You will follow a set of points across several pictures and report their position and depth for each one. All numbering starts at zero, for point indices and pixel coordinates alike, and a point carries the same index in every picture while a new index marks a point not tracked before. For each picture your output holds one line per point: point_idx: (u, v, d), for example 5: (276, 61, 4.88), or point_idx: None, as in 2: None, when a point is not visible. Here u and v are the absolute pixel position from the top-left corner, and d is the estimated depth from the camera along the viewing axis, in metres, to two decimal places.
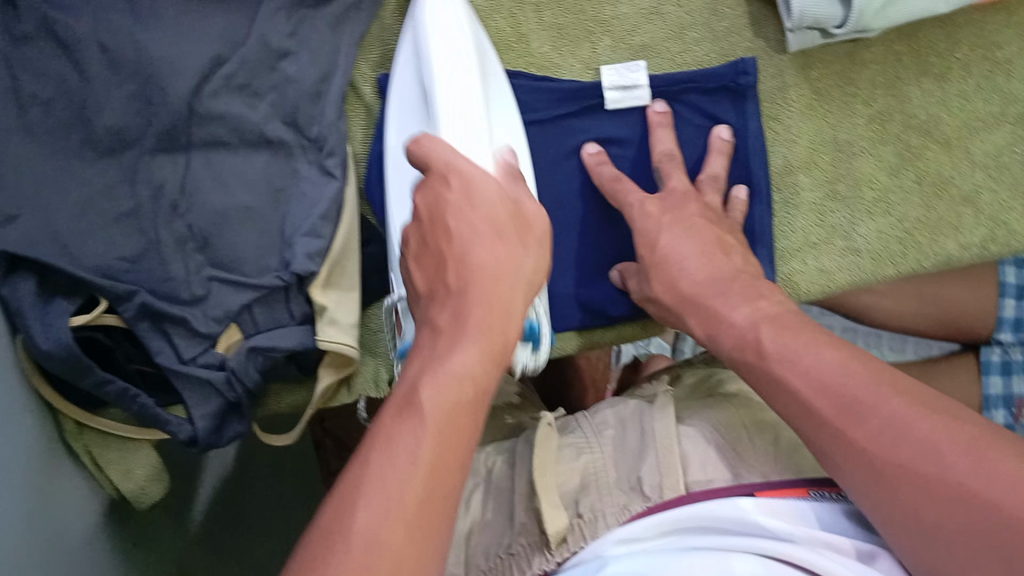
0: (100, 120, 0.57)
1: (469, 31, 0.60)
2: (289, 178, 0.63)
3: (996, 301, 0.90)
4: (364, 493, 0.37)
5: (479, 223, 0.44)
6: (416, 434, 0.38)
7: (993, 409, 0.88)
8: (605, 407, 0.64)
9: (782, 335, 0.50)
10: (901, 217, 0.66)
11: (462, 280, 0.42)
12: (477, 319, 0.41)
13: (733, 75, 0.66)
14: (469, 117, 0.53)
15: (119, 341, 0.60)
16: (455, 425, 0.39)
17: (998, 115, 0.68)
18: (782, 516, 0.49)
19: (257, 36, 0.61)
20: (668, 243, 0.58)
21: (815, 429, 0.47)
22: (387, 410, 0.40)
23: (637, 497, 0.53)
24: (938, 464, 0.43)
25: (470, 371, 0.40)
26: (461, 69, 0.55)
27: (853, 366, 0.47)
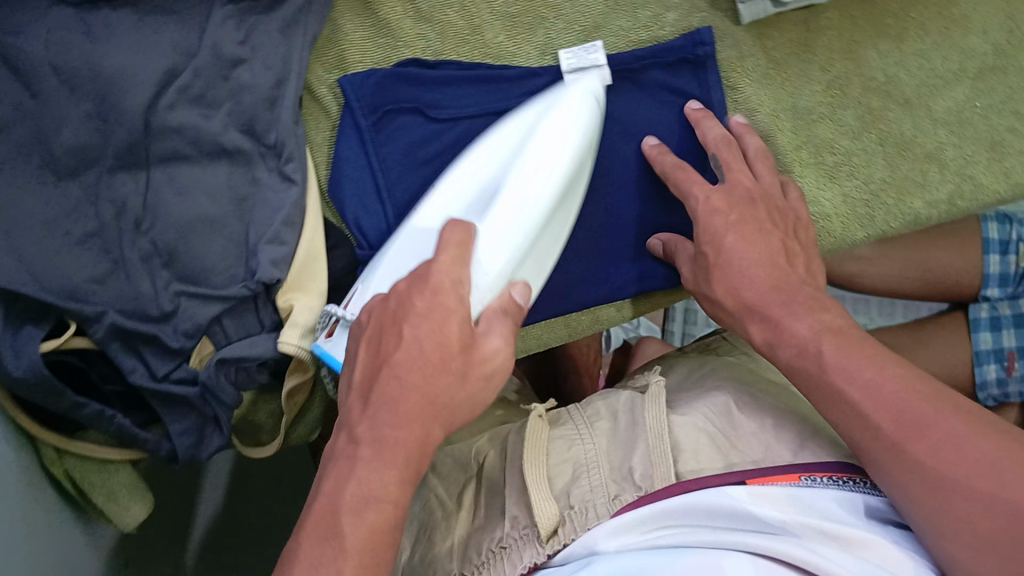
0: (58, 140, 0.57)
1: (584, 127, 0.58)
2: (251, 186, 0.62)
3: (981, 257, 0.89)
4: (300, 554, 0.41)
5: (427, 346, 0.43)
6: (352, 518, 0.41)
7: (984, 363, 0.88)
8: (595, 399, 0.63)
9: (845, 349, 0.48)
10: (867, 178, 0.65)
11: (408, 349, 0.43)
12: (393, 445, 0.42)
13: (692, 46, 0.65)
14: (511, 225, 0.54)
15: (92, 362, 0.60)
16: (387, 499, 0.41)
17: (957, 71, 0.66)
18: (774, 502, 0.46)
19: (208, 46, 0.60)
20: (734, 246, 0.55)
21: (864, 437, 0.46)
22: (308, 531, 0.41)
23: (629, 487, 0.52)
24: (994, 482, 0.41)
25: (384, 494, 0.41)
26: (540, 172, 0.55)
27: (902, 379, 0.46)
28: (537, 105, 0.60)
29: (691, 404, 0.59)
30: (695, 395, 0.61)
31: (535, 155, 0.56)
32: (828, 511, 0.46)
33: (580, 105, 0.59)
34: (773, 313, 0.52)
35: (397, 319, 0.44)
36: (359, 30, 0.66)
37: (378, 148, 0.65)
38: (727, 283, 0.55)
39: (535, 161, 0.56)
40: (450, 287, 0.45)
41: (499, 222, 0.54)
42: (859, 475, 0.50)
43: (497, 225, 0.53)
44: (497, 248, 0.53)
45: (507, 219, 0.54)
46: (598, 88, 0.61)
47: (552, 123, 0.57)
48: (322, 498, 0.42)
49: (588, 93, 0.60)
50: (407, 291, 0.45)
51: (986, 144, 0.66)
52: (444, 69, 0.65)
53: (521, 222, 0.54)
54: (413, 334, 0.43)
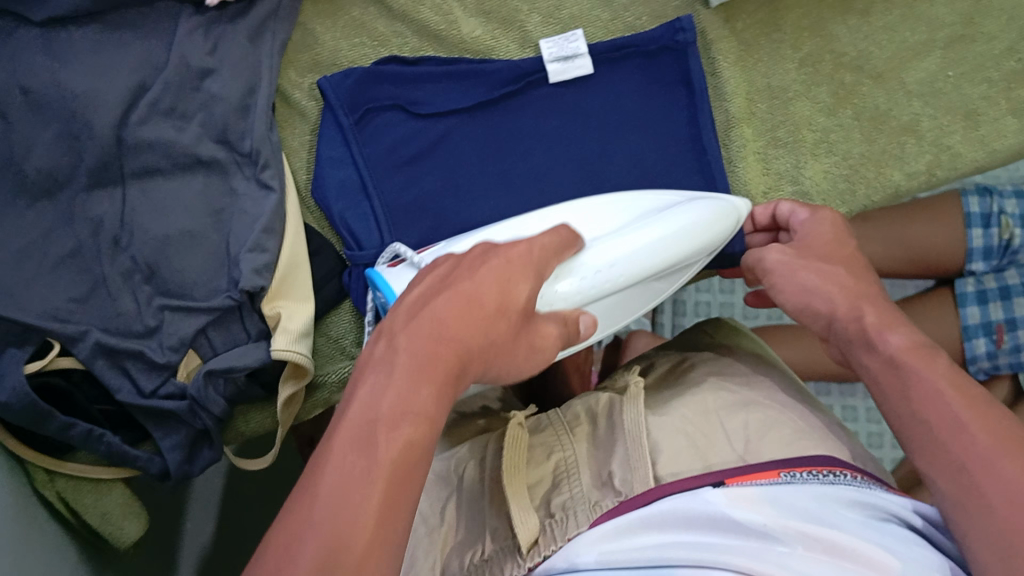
0: (29, 163, 0.57)
1: (709, 242, 0.54)
2: (228, 197, 0.61)
3: (963, 232, 0.89)
4: (324, 480, 0.33)
5: (495, 281, 0.40)
6: (387, 429, 0.34)
7: (974, 337, 0.89)
8: (576, 401, 0.64)
9: (934, 371, 0.44)
10: (845, 155, 0.65)
11: (480, 281, 0.39)
12: (443, 363, 0.37)
13: (671, 34, 0.65)
14: (608, 280, 0.50)
15: (78, 383, 0.59)
16: (427, 415, 0.35)
17: (927, 42, 0.66)
18: (754, 506, 0.45)
19: (175, 58, 0.60)
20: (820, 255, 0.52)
21: (939, 468, 0.42)
22: (338, 430, 0.35)
23: (609, 493, 0.52)
24: (965, 438, 0.41)
25: (425, 413, 0.35)
26: (650, 253, 0.52)
27: (994, 420, 0.42)
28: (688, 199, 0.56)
29: (671, 405, 0.59)
30: (674, 392, 0.62)
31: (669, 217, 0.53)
32: (809, 509, 0.44)
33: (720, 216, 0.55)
34: (868, 317, 0.48)
35: (472, 263, 0.41)
36: (331, 32, 0.65)
37: (362, 147, 0.63)
38: (820, 274, 0.51)
39: (664, 227, 0.53)
40: (528, 253, 0.43)
41: (632, 240, 0.51)
42: (840, 469, 0.49)
43: (596, 255, 0.50)
44: (603, 267, 0.50)
45: (625, 243, 0.51)
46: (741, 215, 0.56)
47: (685, 216, 0.54)
48: (354, 413, 0.35)
49: (727, 220, 0.55)
50: (486, 248, 0.43)
51: (961, 112, 0.65)
52: (424, 65, 0.64)
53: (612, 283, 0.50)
54: (484, 274, 0.40)
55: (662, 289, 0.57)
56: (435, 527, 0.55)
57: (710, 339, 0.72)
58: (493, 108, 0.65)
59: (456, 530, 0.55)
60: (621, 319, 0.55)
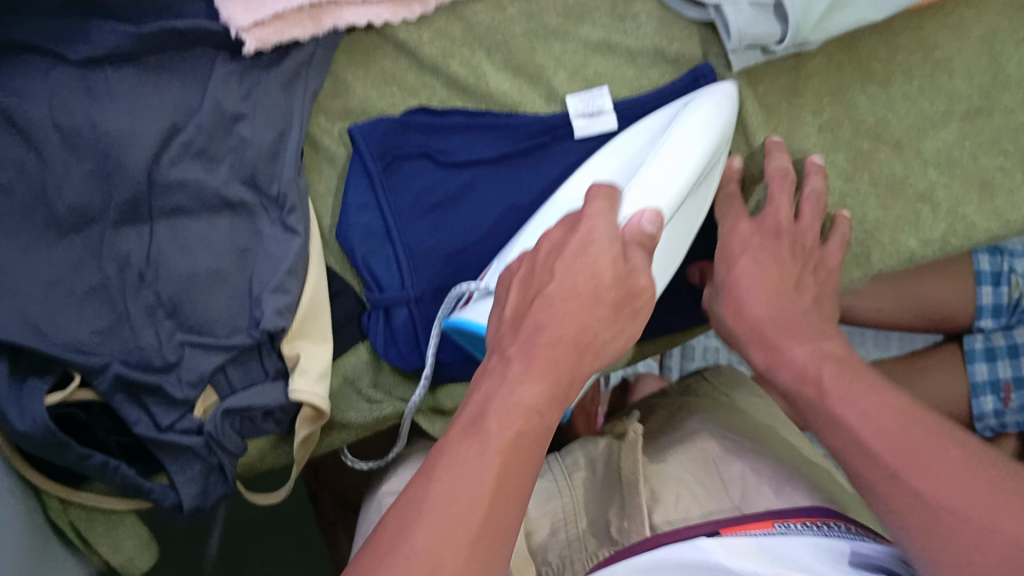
0: (62, 199, 0.58)
1: (718, 125, 0.59)
2: (253, 238, 0.62)
3: (973, 289, 0.89)
4: (435, 478, 0.39)
5: (577, 282, 0.46)
6: (501, 410, 0.42)
7: (981, 395, 0.89)
8: (574, 446, 0.65)
9: (843, 376, 0.52)
10: (860, 220, 0.67)
11: (573, 281, 0.46)
12: (546, 360, 0.43)
13: (691, 83, 0.66)
14: (662, 184, 0.55)
15: (96, 415, 0.60)
16: (535, 405, 0.42)
17: (944, 113, 0.67)
18: (745, 551, 0.46)
19: (209, 103, 0.61)
20: (743, 269, 0.60)
21: (862, 482, 0.48)
22: (453, 434, 0.42)
23: (607, 543, 0.54)
24: (893, 459, 0.46)
25: (533, 403, 0.42)
26: (681, 157, 0.56)
27: (912, 417, 0.48)
28: (686, 100, 0.62)
29: (670, 457, 0.60)
30: (673, 441, 0.63)
31: (680, 123, 0.59)
32: (802, 558, 0.45)
33: (716, 105, 0.61)
34: (769, 340, 0.57)
35: (551, 265, 0.47)
36: (363, 79, 0.66)
37: (388, 195, 0.64)
38: (733, 302, 0.60)
39: (681, 135, 0.58)
40: (604, 233, 0.48)
41: (658, 160, 0.56)
42: (834, 521, 0.50)
43: (646, 180, 0.55)
44: (653, 183, 0.55)
45: (665, 158, 0.56)
46: (730, 93, 0.62)
47: (690, 117, 0.59)
48: (468, 413, 0.42)
49: (723, 103, 0.61)
50: (561, 243, 0.48)
51: (976, 183, 0.67)
52: (453, 117, 0.65)
53: (671, 186, 0.55)
54: (572, 272, 0.46)
55: (702, 196, 0.61)
56: None
57: (708, 385, 0.72)
58: (518, 157, 0.66)
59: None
60: (683, 238, 0.59)
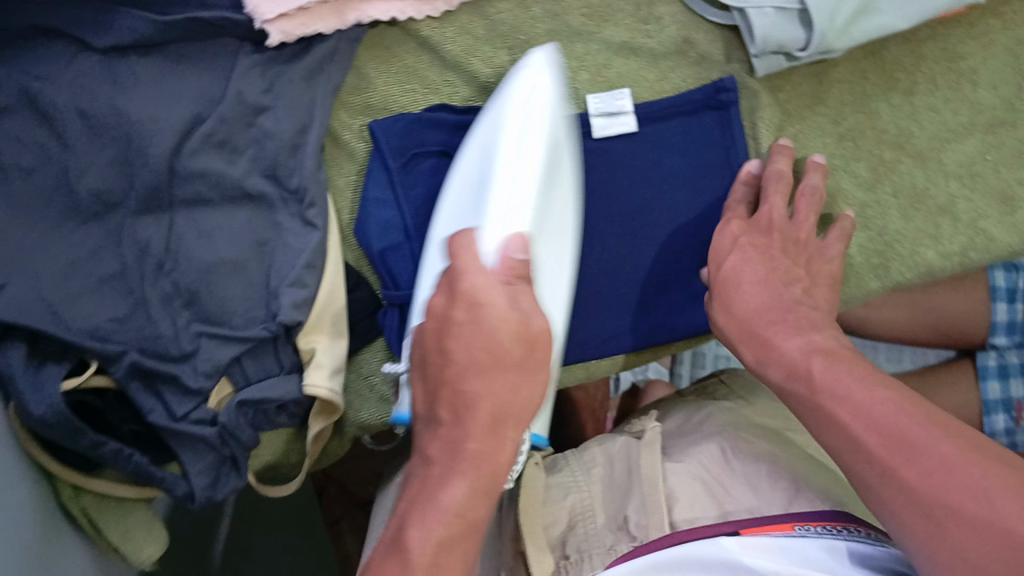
0: (83, 185, 0.58)
1: (550, 107, 0.56)
2: (272, 231, 0.62)
3: (989, 305, 0.89)
4: (382, 574, 0.44)
5: (480, 355, 0.46)
6: (420, 529, 0.44)
7: (993, 412, 0.88)
8: (593, 443, 0.65)
9: (834, 369, 0.49)
10: (881, 230, 0.66)
11: (471, 358, 0.46)
12: (472, 455, 0.45)
13: (713, 93, 0.66)
14: (520, 206, 0.52)
15: (110, 402, 0.60)
16: (461, 505, 0.44)
17: (967, 125, 0.67)
18: (767, 555, 0.47)
19: (232, 94, 0.61)
20: (729, 269, 0.59)
21: (864, 480, 0.46)
22: (384, 555, 0.45)
23: (624, 537, 0.55)
24: (909, 461, 0.44)
25: (458, 505, 0.44)
26: (523, 176, 0.53)
27: (914, 404, 0.46)
28: (504, 93, 0.59)
29: (688, 452, 0.60)
30: (689, 440, 0.63)
31: (521, 141, 0.54)
32: (820, 562, 0.46)
33: (547, 80, 0.58)
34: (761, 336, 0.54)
35: (441, 346, 0.47)
36: (385, 76, 0.66)
37: (406, 190, 0.65)
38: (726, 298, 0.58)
39: (512, 144, 0.55)
40: (488, 288, 0.47)
41: (501, 187, 0.53)
42: (853, 525, 0.49)
43: (495, 208, 0.52)
44: (503, 213, 0.51)
45: (516, 173, 0.53)
46: (553, 58, 0.60)
47: (511, 119, 0.56)
48: (392, 535, 0.45)
49: (546, 78, 0.57)
50: (445, 313, 0.47)
51: (998, 197, 0.67)
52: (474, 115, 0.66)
53: (523, 206, 0.52)
54: (464, 345, 0.46)
55: (565, 187, 0.58)
56: None
57: (726, 389, 0.72)
58: None
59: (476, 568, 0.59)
60: (552, 240, 0.57)
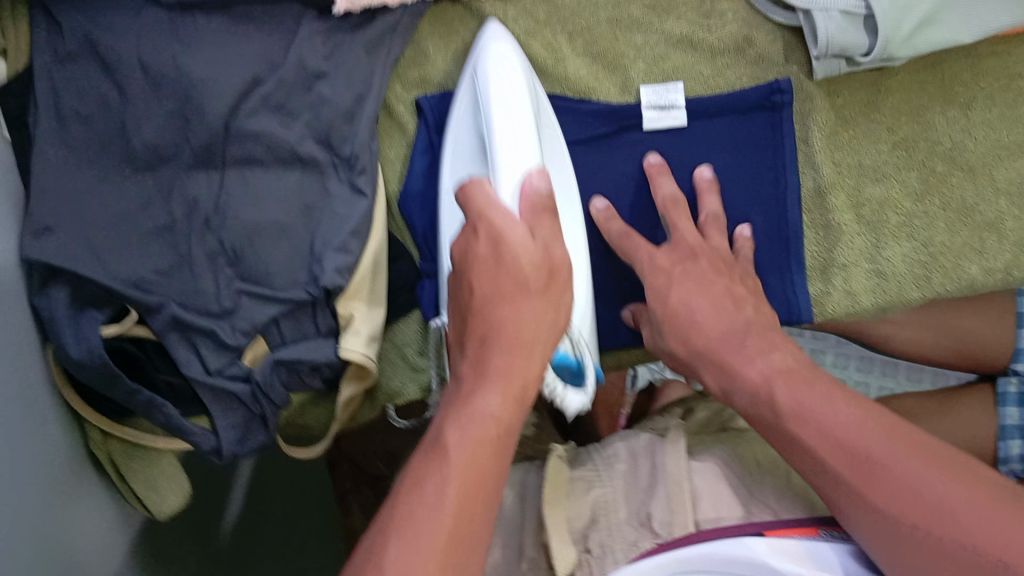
0: (139, 136, 0.59)
1: (517, 68, 0.59)
2: (320, 197, 0.63)
3: (1014, 331, 0.88)
4: (416, 504, 0.42)
5: (502, 282, 0.46)
6: (457, 433, 0.44)
7: (1010, 438, 0.86)
8: (616, 439, 0.65)
9: (798, 391, 0.51)
10: (926, 242, 0.66)
11: (490, 282, 0.46)
12: (498, 368, 0.45)
13: (768, 94, 0.66)
14: (520, 147, 0.54)
15: (148, 351, 0.61)
16: (496, 414, 0.45)
17: (1022, 144, 0.67)
18: (794, 555, 0.47)
19: (294, 59, 0.61)
20: (679, 300, 0.57)
21: (884, 523, 0.46)
22: (420, 456, 0.45)
23: (646, 534, 0.55)
24: (934, 505, 0.45)
25: (493, 412, 0.45)
26: (519, 122, 0.55)
27: (890, 430, 0.49)
28: (474, 70, 0.61)
29: (710, 451, 0.61)
30: (713, 441, 0.63)
31: (499, 93, 0.57)
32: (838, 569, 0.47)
33: (502, 55, 0.60)
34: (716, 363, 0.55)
35: (469, 274, 0.47)
36: (444, 53, 0.67)
37: None
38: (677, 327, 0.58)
39: (501, 98, 0.56)
40: (505, 218, 0.47)
41: (500, 131, 0.55)
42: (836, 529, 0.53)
43: (499, 150, 0.54)
44: (509, 155, 0.53)
45: (513, 123, 0.55)
46: (504, 34, 0.63)
47: (497, 77, 0.58)
48: (427, 441, 0.45)
49: (500, 49, 0.60)
50: (465, 246, 0.48)
51: None
52: None
53: (526, 146, 0.54)
54: (487, 276, 0.47)
55: (551, 150, 0.62)
56: None
57: None
58: (586, 146, 0.66)
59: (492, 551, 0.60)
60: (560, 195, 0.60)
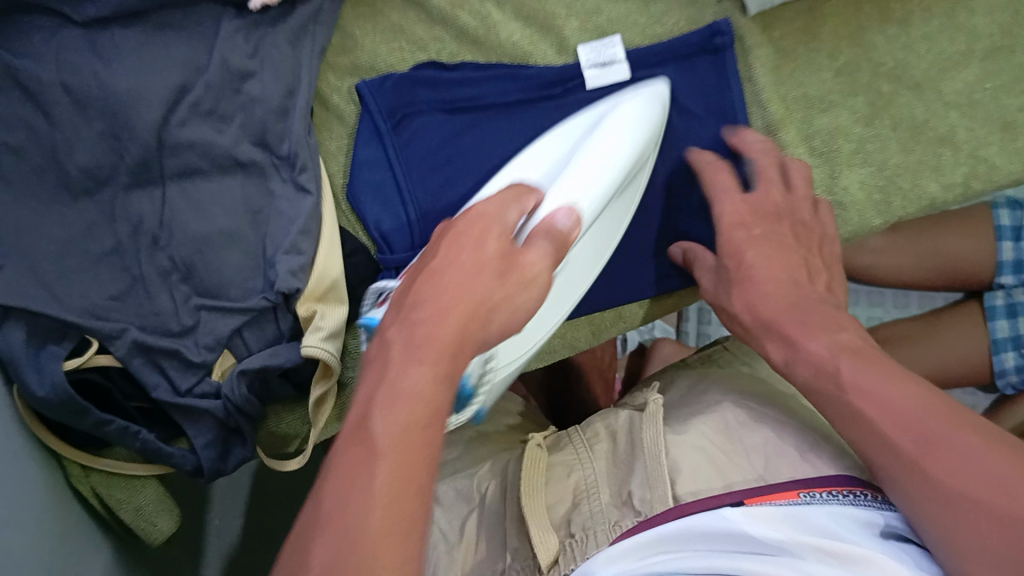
0: (72, 160, 0.57)
1: (638, 118, 0.58)
2: (265, 199, 0.62)
3: (994, 245, 0.86)
4: (326, 494, 0.33)
5: (466, 246, 0.39)
6: (383, 417, 0.34)
7: (1002, 351, 0.86)
8: (596, 419, 0.64)
9: (861, 367, 0.48)
10: (881, 164, 0.65)
11: (445, 255, 0.39)
12: (427, 339, 0.36)
13: (708, 36, 0.65)
14: (578, 174, 0.53)
15: (114, 379, 0.59)
16: (423, 397, 0.34)
17: (965, 52, 0.66)
18: (771, 522, 0.46)
19: (217, 61, 0.60)
20: (754, 260, 0.57)
21: (941, 494, 0.43)
22: (342, 443, 0.35)
23: (628, 512, 0.54)
24: (1004, 484, 0.41)
25: (419, 390, 0.34)
26: (599, 156, 0.55)
27: (959, 416, 0.44)
28: (604, 112, 0.60)
29: (692, 422, 0.59)
30: (691, 412, 0.61)
31: (603, 138, 0.56)
32: (824, 527, 0.45)
33: (641, 107, 0.59)
34: (783, 345, 0.53)
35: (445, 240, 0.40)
36: (371, 35, 0.66)
37: (400, 152, 0.64)
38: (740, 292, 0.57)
39: (608, 131, 0.57)
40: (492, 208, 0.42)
41: (591, 157, 0.54)
42: (858, 488, 0.50)
43: (573, 177, 0.53)
44: (579, 181, 0.52)
45: (584, 173, 0.53)
46: (664, 95, 0.62)
47: (626, 108, 0.59)
48: (355, 411, 0.35)
49: (657, 96, 0.61)
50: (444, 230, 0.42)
51: (998, 124, 0.65)
52: (463, 71, 0.65)
53: (600, 178, 0.53)
54: (451, 250, 0.39)
55: (624, 202, 0.60)
56: (454, 546, 0.59)
57: (731, 354, 0.70)
58: (530, 108, 0.65)
59: (479, 549, 0.58)
60: (576, 276, 0.58)
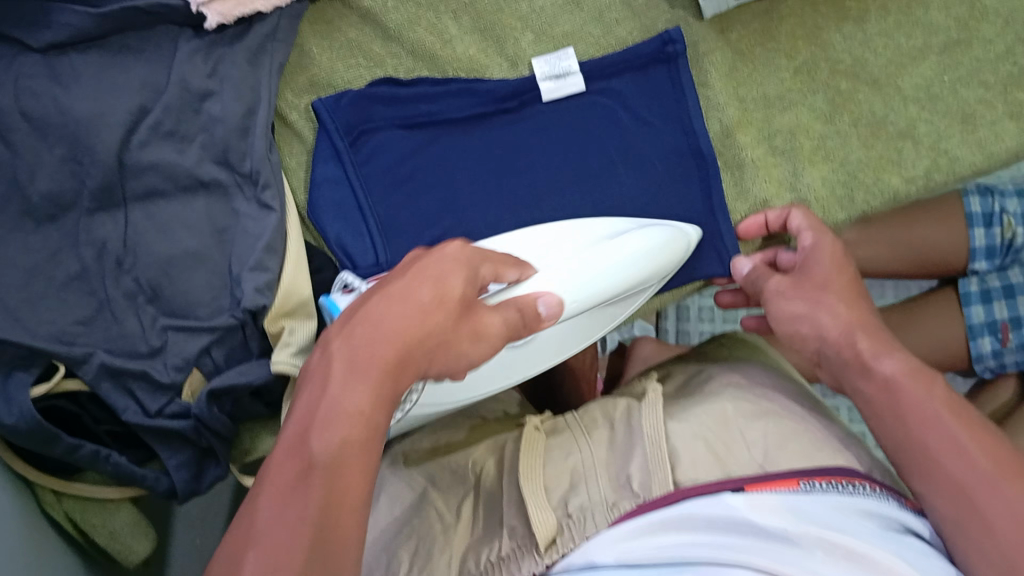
0: (34, 188, 0.57)
1: (649, 253, 0.57)
2: (230, 217, 0.62)
3: (966, 232, 0.86)
4: (260, 503, 0.34)
5: (418, 285, 0.38)
6: (318, 431, 0.34)
7: (979, 336, 0.86)
8: (592, 407, 0.60)
9: (922, 382, 0.46)
10: (842, 161, 0.66)
11: (405, 285, 0.38)
12: (368, 361, 0.36)
13: (659, 46, 0.65)
14: (580, 265, 0.52)
15: (84, 404, 0.58)
16: (361, 417, 0.35)
17: (922, 47, 0.66)
18: (778, 516, 0.42)
19: (176, 81, 0.60)
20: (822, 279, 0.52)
21: (966, 516, 0.43)
22: (281, 461, 0.34)
23: (626, 496, 0.49)
24: None
25: (355, 411, 0.35)
26: (608, 266, 0.54)
27: (1002, 463, 0.43)
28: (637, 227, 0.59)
29: (689, 410, 0.56)
30: (694, 400, 0.57)
31: (623, 241, 0.56)
32: (828, 522, 0.42)
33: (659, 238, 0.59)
34: (857, 343, 0.49)
35: (405, 271, 0.40)
36: (327, 53, 0.66)
37: (358, 167, 0.64)
38: (811, 303, 0.51)
39: (640, 242, 0.57)
40: (459, 250, 0.41)
41: (610, 258, 0.54)
42: (860, 481, 0.46)
43: (579, 267, 0.52)
44: (563, 272, 0.51)
45: (590, 271, 0.52)
46: (690, 238, 0.61)
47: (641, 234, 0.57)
48: (292, 427, 0.35)
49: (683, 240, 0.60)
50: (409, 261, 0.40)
51: (957, 117, 0.66)
52: (419, 87, 0.65)
53: (603, 279, 0.53)
54: (404, 287, 0.38)
55: (603, 313, 0.59)
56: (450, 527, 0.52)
57: (724, 351, 0.68)
58: (484, 125, 0.66)
59: (475, 528, 0.52)
60: (535, 359, 0.58)
